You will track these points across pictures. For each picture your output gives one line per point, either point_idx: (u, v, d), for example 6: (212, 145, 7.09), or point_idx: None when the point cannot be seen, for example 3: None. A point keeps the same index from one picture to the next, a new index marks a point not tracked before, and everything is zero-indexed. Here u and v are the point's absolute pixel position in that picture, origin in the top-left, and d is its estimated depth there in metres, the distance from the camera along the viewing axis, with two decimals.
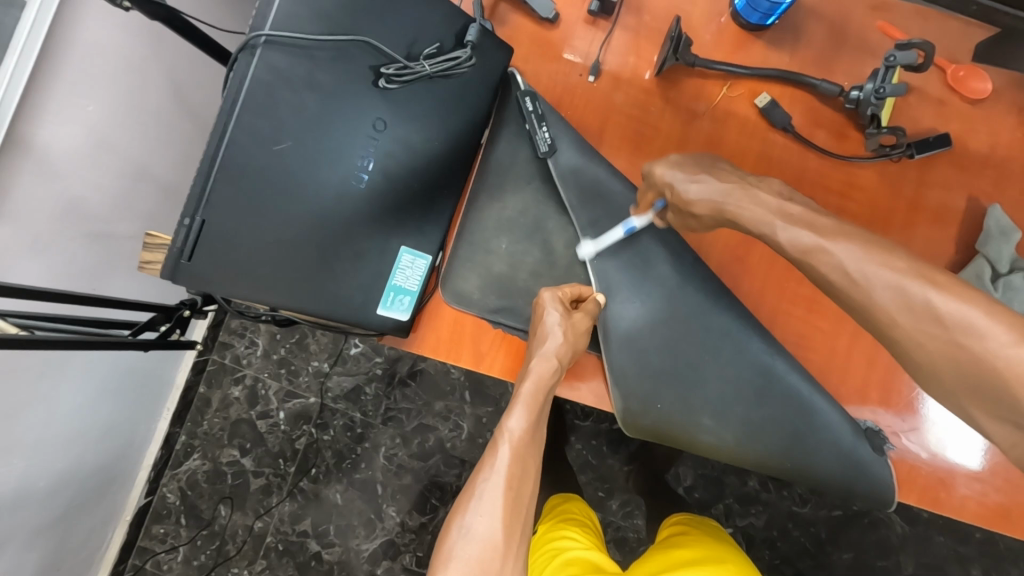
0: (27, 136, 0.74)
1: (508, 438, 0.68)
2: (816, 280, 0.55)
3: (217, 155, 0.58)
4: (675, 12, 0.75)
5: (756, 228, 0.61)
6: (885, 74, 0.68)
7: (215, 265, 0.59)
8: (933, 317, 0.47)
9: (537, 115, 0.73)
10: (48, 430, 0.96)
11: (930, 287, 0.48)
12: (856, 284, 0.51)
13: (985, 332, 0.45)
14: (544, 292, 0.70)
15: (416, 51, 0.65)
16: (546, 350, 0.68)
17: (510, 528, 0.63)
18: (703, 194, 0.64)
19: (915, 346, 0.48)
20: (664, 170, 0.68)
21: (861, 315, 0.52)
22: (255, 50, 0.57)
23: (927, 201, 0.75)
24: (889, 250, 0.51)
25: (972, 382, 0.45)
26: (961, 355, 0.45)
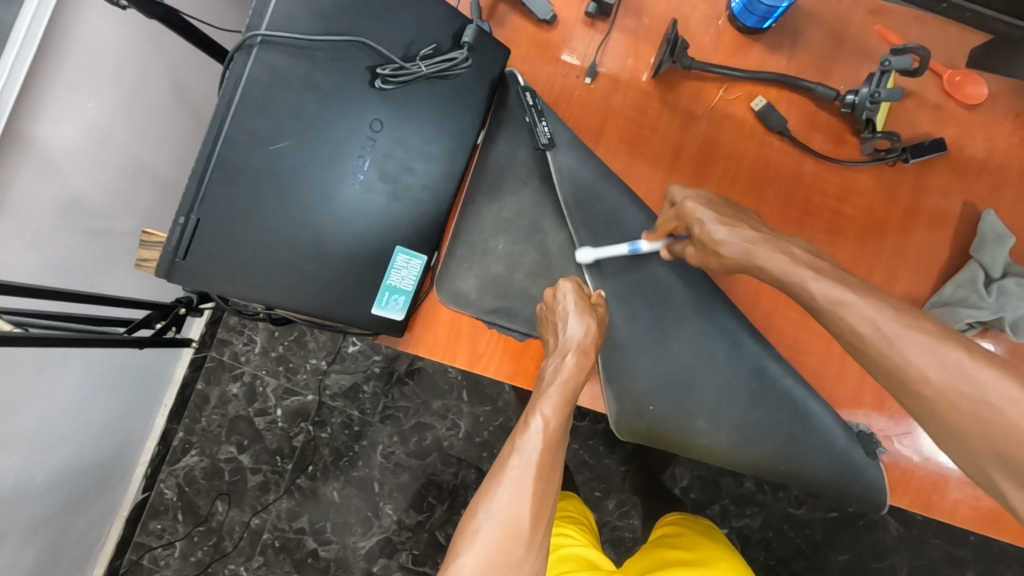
0: (27, 133, 0.74)
1: (540, 425, 0.65)
2: (838, 333, 0.54)
3: (213, 154, 0.58)
4: (674, 14, 0.76)
5: (788, 280, 0.57)
6: (880, 78, 0.68)
7: (211, 263, 0.59)
8: (965, 378, 0.47)
9: (537, 109, 0.73)
10: (47, 425, 0.96)
11: (960, 352, 0.48)
12: (887, 340, 0.50)
13: (1014, 400, 0.45)
14: (563, 284, 0.70)
15: (414, 52, 0.65)
16: (573, 341, 0.67)
17: (537, 518, 0.61)
18: (734, 243, 0.61)
19: (944, 405, 0.47)
20: (697, 205, 0.64)
21: (885, 371, 0.51)
22: (251, 50, 0.58)
23: (923, 206, 0.75)
24: (914, 314, 0.51)
25: (998, 445, 0.45)
26: (991, 419, 0.46)
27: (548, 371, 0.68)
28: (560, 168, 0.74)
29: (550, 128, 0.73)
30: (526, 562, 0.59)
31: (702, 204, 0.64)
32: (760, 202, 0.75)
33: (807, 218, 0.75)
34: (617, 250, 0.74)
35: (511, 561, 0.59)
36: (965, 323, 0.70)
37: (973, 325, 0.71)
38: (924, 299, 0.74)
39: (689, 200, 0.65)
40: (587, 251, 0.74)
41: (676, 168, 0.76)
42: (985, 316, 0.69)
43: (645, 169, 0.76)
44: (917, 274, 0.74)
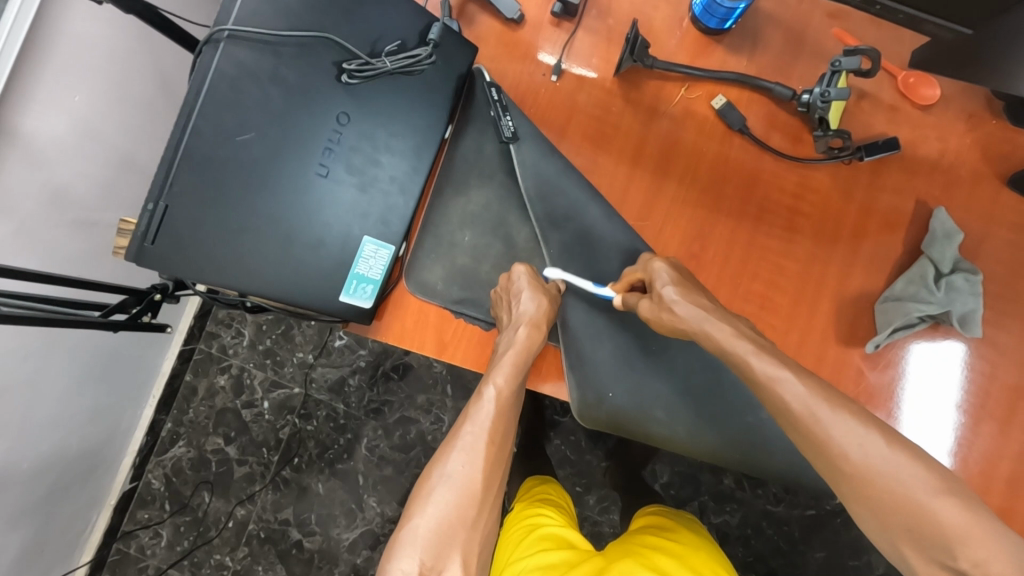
0: (13, 125, 0.77)
1: (492, 394, 0.67)
2: (772, 404, 0.61)
3: (181, 144, 0.60)
4: (639, 15, 0.78)
5: (730, 350, 0.64)
6: (831, 78, 0.71)
7: (178, 248, 0.62)
8: (880, 459, 0.54)
9: (501, 104, 0.75)
10: (35, 412, 0.99)
11: (877, 435, 0.55)
12: (813, 417, 0.57)
13: (923, 480, 0.52)
14: (518, 271, 0.73)
15: (380, 48, 0.68)
16: (525, 316, 0.69)
17: (488, 480, 0.64)
18: (684, 305, 0.67)
19: (863, 479, 0.54)
20: (662, 268, 0.70)
21: (812, 445, 0.57)
22: (219, 44, 0.60)
23: (878, 206, 0.77)
24: (841, 401, 0.58)
25: (909, 521, 0.51)
26: (904, 498, 0.52)
27: (502, 344, 0.70)
28: (524, 159, 0.76)
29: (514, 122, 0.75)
30: (478, 521, 0.62)
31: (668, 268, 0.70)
32: (718, 200, 0.77)
33: (763, 216, 0.77)
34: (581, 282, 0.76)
35: (464, 520, 0.61)
36: (915, 317, 0.72)
37: (924, 318, 0.73)
38: (878, 294, 0.76)
39: (655, 262, 0.71)
40: (554, 270, 0.76)
41: (639, 164, 0.78)
42: (934, 310, 0.71)
43: (608, 164, 0.78)
44: (872, 271, 0.77)
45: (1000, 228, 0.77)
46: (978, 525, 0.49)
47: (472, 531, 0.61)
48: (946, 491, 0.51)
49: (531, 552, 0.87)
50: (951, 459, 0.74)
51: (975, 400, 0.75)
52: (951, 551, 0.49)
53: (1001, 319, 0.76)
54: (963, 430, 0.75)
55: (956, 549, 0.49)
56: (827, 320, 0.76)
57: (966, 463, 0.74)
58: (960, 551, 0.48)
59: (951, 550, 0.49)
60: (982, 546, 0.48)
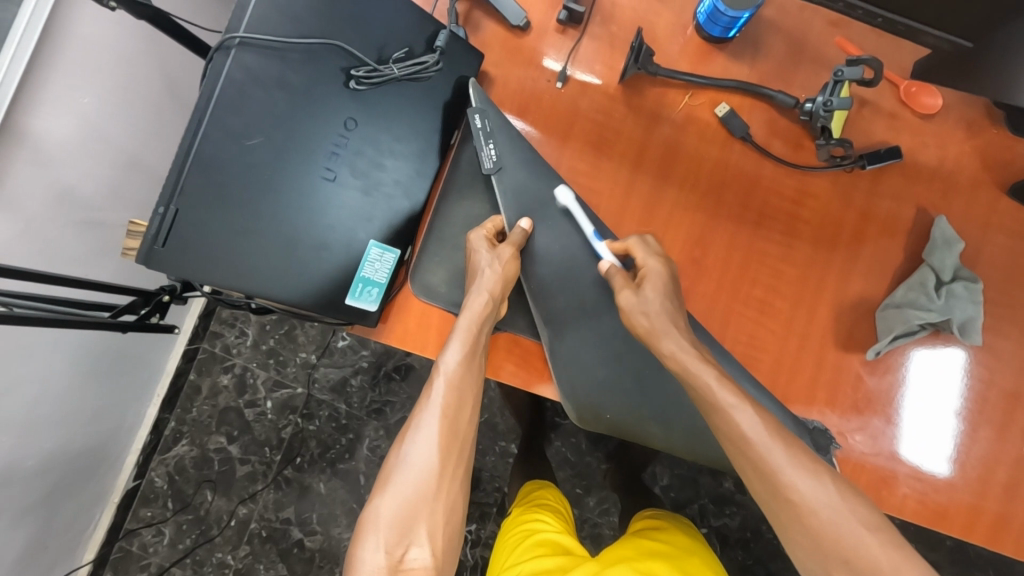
0: (23, 127, 0.78)
1: (444, 372, 0.69)
2: (725, 433, 0.63)
3: (192, 148, 0.60)
4: (643, 23, 0.78)
5: (693, 375, 0.65)
6: (834, 87, 0.71)
7: (188, 252, 0.62)
8: (825, 498, 0.57)
9: (485, 132, 0.75)
10: (40, 410, 1.00)
11: (820, 473, 0.59)
12: (766, 447, 0.60)
13: (858, 516, 0.57)
14: (484, 265, 0.71)
15: (386, 54, 0.69)
16: (479, 284, 0.71)
17: (447, 452, 0.67)
18: (660, 317, 0.69)
19: (809, 513, 0.57)
20: (660, 268, 0.71)
21: (761, 475, 0.60)
22: (230, 51, 0.60)
23: (877, 211, 0.78)
24: (788, 436, 0.61)
25: (847, 554, 0.55)
26: (843, 533, 0.56)
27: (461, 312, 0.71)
28: (505, 191, 0.76)
29: (497, 150, 0.75)
30: (440, 494, 0.65)
31: (662, 268, 0.72)
32: (719, 205, 0.78)
33: (763, 221, 0.78)
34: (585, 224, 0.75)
35: (426, 494, 0.65)
36: (916, 324, 0.72)
37: (925, 326, 0.74)
38: (878, 300, 0.77)
39: (654, 258, 0.72)
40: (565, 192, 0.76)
41: (641, 169, 0.78)
42: (935, 318, 0.71)
43: (610, 169, 0.78)
44: (872, 277, 0.77)
45: (999, 235, 0.77)
46: (904, 559, 0.54)
47: (434, 503, 0.65)
48: (875, 527, 0.56)
49: (527, 558, 0.88)
50: (948, 464, 0.75)
51: (974, 407, 0.76)
52: None
53: (999, 325, 0.77)
54: (963, 436, 0.75)
55: None
56: (827, 325, 0.77)
57: (964, 468, 0.75)
58: None
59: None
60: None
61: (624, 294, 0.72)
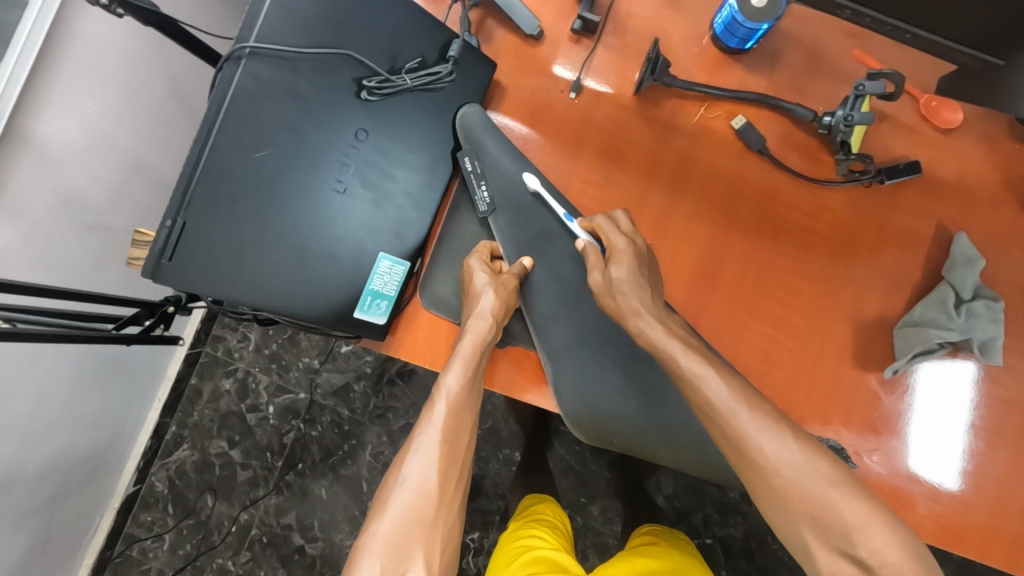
0: (26, 132, 0.76)
1: (445, 394, 0.66)
2: (695, 401, 0.61)
3: (200, 160, 0.59)
4: (658, 33, 0.77)
5: (662, 348, 0.65)
6: (855, 102, 0.70)
7: (197, 264, 0.60)
8: (790, 456, 0.55)
9: (476, 173, 0.73)
10: (40, 415, 0.99)
11: (787, 431, 0.57)
12: (732, 413, 0.58)
13: (823, 473, 0.54)
14: (483, 291, 0.69)
15: (399, 64, 0.68)
16: (481, 308, 0.69)
17: (445, 477, 0.64)
18: (629, 298, 0.68)
19: (773, 473, 0.55)
20: (625, 247, 0.68)
21: (728, 440, 0.58)
22: (240, 61, 0.59)
23: (895, 226, 0.76)
24: (754, 398, 0.59)
25: (815, 511, 0.53)
26: (810, 490, 0.54)
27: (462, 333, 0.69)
28: (501, 230, 0.75)
29: (490, 192, 0.74)
30: (437, 520, 0.62)
31: (629, 248, 0.69)
32: (734, 218, 0.77)
33: (780, 235, 0.76)
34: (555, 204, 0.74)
35: (422, 519, 0.62)
36: (935, 343, 0.71)
37: (944, 345, 0.72)
38: (896, 317, 0.76)
39: (620, 237, 0.69)
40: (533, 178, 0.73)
41: (655, 182, 0.77)
42: (955, 337, 0.69)
43: (624, 181, 0.77)
44: (890, 293, 0.76)
45: (1019, 252, 0.76)
46: (872, 513, 0.52)
47: (431, 529, 0.61)
48: (843, 482, 0.54)
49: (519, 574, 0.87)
50: (964, 482, 0.73)
51: (992, 426, 0.74)
52: (850, 539, 0.51)
53: (1018, 343, 0.75)
54: (980, 455, 0.74)
55: (855, 537, 0.51)
56: (843, 341, 0.75)
57: (982, 489, 0.73)
58: (857, 539, 0.51)
59: (852, 538, 0.51)
60: (875, 533, 0.51)
61: (594, 275, 0.71)
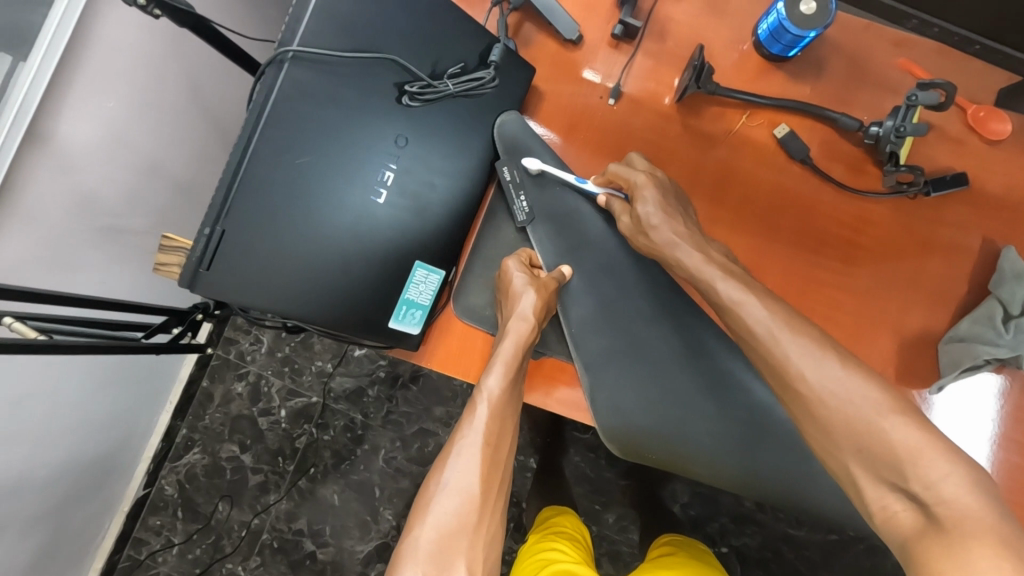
0: (47, 133, 0.75)
1: (486, 397, 0.65)
2: (736, 328, 0.61)
3: (240, 167, 0.58)
4: (699, 39, 0.75)
5: (699, 275, 0.65)
6: (906, 112, 0.69)
7: (236, 275, 0.59)
8: (835, 380, 0.53)
9: (515, 183, 0.72)
10: (52, 419, 0.97)
11: (834, 359, 0.54)
12: (774, 340, 0.57)
13: (872, 400, 0.51)
14: (524, 293, 0.66)
15: (441, 69, 0.66)
16: (521, 309, 0.66)
17: (488, 483, 0.63)
18: (662, 231, 0.67)
19: (816, 400, 0.53)
20: (647, 182, 0.68)
21: (771, 369, 0.57)
22: (283, 65, 0.58)
23: (940, 240, 0.75)
24: (802, 325, 0.57)
25: (862, 440, 0.50)
26: (855, 416, 0.51)
27: (502, 336, 0.67)
28: (540, 239, 0.73)
29: (529, 202, 0.72)
30: (481, 527, 0.61)
31: (652, 183, 0.68)
32: (776, 229, 0.75)
33: (822, 247, 0.75)
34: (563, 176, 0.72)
35: (466, 527, 0.60)
36: (983, 360, 0.69)
37: (990, 362, 0.71)
38: (940, 333, 0.74)
39: (639, 174, 0.68)
40: (535, 160, 0.71)
41: (695, 192, 0.75)
42: (1003, 354, 0.68)
43: None
44: (933, 308, 0.74)
45: None
46: (928, 443, 0.48)
47: (474, 538, 0.60)
48: (898, 412, 0.51)
49: None
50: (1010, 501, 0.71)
51: None
52: (901, 471, 0.48)
53: None
54: None
55: (908, 470, 0.48)
56: (885, 357, 0.74)
57: None
58: (910, 472, 0.48)
59: (904, 472, 0.48)
60: (931, 464, 0.47)
61: (624, 219, 0.71)
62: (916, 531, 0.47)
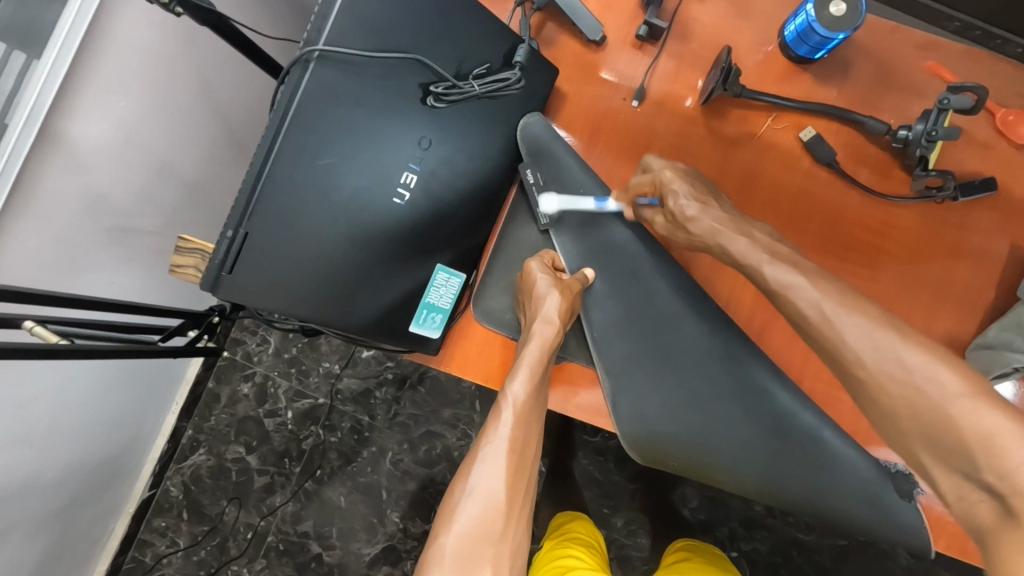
0: (59, 132, 0.73)
1: (511, 402, 0.64)
2: (788, 312, 0.59)
3: (264, 168, 0.57)
4: (724, 40, 0.74)
5: (747, 261, 0.63)
6: (937, 116, 0.68)
7: (260, 278, 0.58)
8: (899, 362, 0.50)
9: (538, 185, 0.71)
10: (59, 422, 0.95)
11: (896, 337, 0.51)
12: (828, 323, 0.55)
13: (939, 382, 0.48)
14: (548, 294, 0.65)
15: (466, 69, 0.65)
16: (545, 311, 0.65)
17: (514, 490, 0.62)
18: (703, 220, 0.65)
19: (877, 386, 0.51)
20: (676, 175, 0.67)
21: (828, 353, 0.55)
22: (307, 65, 0.57)
23: (967, 245, 0.74)
24: (859, 300, 0.55)
25: (929, 427, 0.49)
26: (919, 402, 0.49)
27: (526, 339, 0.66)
28: (563, 244, 0.72)
29: (552, 205, 0.72)
30: (507, 535, 0.60)
31: (680, 175, 0.67)
32: (801, 234, 0.74)
33: (848, 252, 0.74)
34: (584, 205, 0.71)
35: (491, 533, 0.59)
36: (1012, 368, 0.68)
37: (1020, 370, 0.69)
38: (967, 339, 0.73)
39: (665, 171, 0.67)
40: (551, 200, 0.71)
41: None
42: None
43: None
44: (960, 315, 0.73)
45: None
46: (1004, 425, 0.45)
47: (499, 544, 0.59)
48: (971, 392, 0.47)
49: None
50: None
51: None
52: (971, 460, 0.46)
53: None
54: None
55: (979, 459, 0.46)
56: None
57: None
58: (981, 462, 0.46)
59: (975, 461, 0.46)
60: (1006, 452, 0.45)
61: (659, 220, 0.70)
62: (992, 523, 0.46)
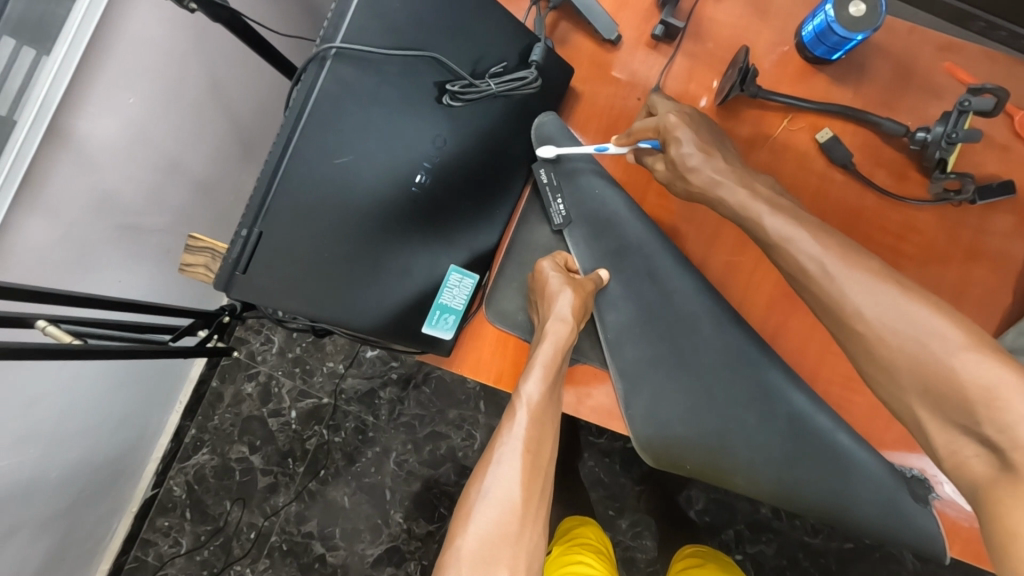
0: (67, 130, 0.72)
1: (525, 403, 0.63)
2: (785, 266, 0.57)
3: (281, 164, 0.56)
4: (740, 40, 0.74)
5: (747, 212, 0.60)
6: (958, 119, 0.67)
7: (274, 277, 0.57)
8: (900, 315, 0.49)
9: (551, 186, 0.71)
10: (64, 421, 0.94)
11: (900, 292, 0.49)
12: (826, 276, 0.53)
13: (943, 337, 0.47)
14: (561, 293, 0.64)
15: (481, 69, 0.65)
16: (558, 311, 0.64)
17: (530, 492, 0.61)
18: (703, 171, 0.63)
19: (874, 338, 0.49)
20: (679, 121, 0.64)
21: (825, 308, 0.53)
22: (324, 62, 0.56)
23: (985, 248, 0.73)
24: (863, 257, 0.52)
25: (927, 379, 0.47)
26: (916, 352, 0.47)
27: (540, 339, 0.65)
28: (577, 245, 0.72)
29: (565, 205, 0.72)
30: (523, 537, 0.59)
31: (684, 121, 0.64)
32: None
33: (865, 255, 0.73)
34: (582, 150, 0.70)
35: (507, 535, 0.59)
36: None
37: None
38: None
39: (670, 115, 0.65)
40: (549, 148, 0.70)
41: None
42: None
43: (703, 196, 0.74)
44: (976, 318, 0.73)
45: None
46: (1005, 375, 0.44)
47: (515, 547, 0.58)
48: (974, 346, 0.46)
49: None
50: None
51: None
52: (971, 413, 0.45)
53: None
54: None
55: (980, 414, 0.44)
56: None
57: None
58: (983, 415, 0.44)
59: (974, 413, 0.44)
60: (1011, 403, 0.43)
61: (660, 168, 0.68)
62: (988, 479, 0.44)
